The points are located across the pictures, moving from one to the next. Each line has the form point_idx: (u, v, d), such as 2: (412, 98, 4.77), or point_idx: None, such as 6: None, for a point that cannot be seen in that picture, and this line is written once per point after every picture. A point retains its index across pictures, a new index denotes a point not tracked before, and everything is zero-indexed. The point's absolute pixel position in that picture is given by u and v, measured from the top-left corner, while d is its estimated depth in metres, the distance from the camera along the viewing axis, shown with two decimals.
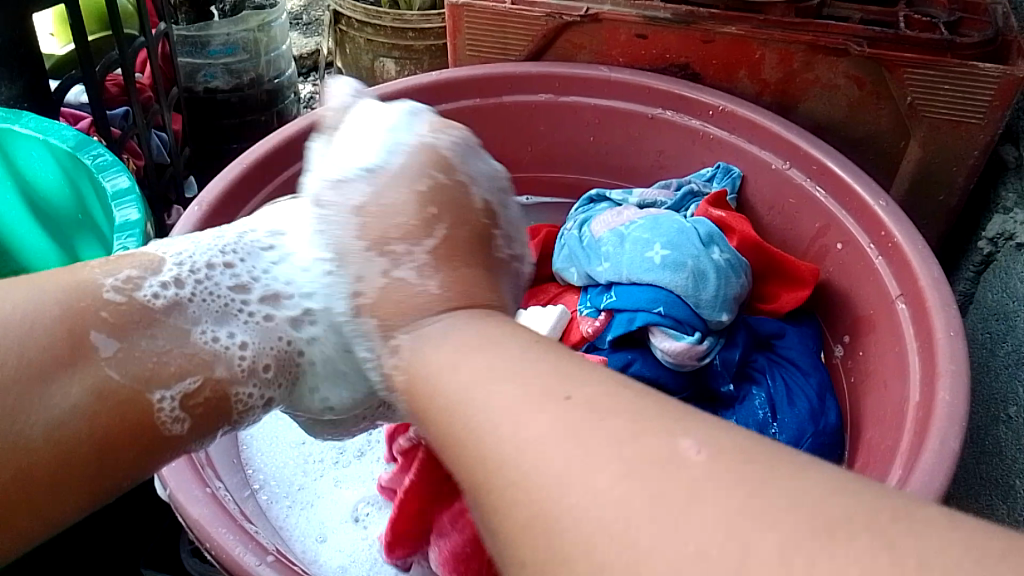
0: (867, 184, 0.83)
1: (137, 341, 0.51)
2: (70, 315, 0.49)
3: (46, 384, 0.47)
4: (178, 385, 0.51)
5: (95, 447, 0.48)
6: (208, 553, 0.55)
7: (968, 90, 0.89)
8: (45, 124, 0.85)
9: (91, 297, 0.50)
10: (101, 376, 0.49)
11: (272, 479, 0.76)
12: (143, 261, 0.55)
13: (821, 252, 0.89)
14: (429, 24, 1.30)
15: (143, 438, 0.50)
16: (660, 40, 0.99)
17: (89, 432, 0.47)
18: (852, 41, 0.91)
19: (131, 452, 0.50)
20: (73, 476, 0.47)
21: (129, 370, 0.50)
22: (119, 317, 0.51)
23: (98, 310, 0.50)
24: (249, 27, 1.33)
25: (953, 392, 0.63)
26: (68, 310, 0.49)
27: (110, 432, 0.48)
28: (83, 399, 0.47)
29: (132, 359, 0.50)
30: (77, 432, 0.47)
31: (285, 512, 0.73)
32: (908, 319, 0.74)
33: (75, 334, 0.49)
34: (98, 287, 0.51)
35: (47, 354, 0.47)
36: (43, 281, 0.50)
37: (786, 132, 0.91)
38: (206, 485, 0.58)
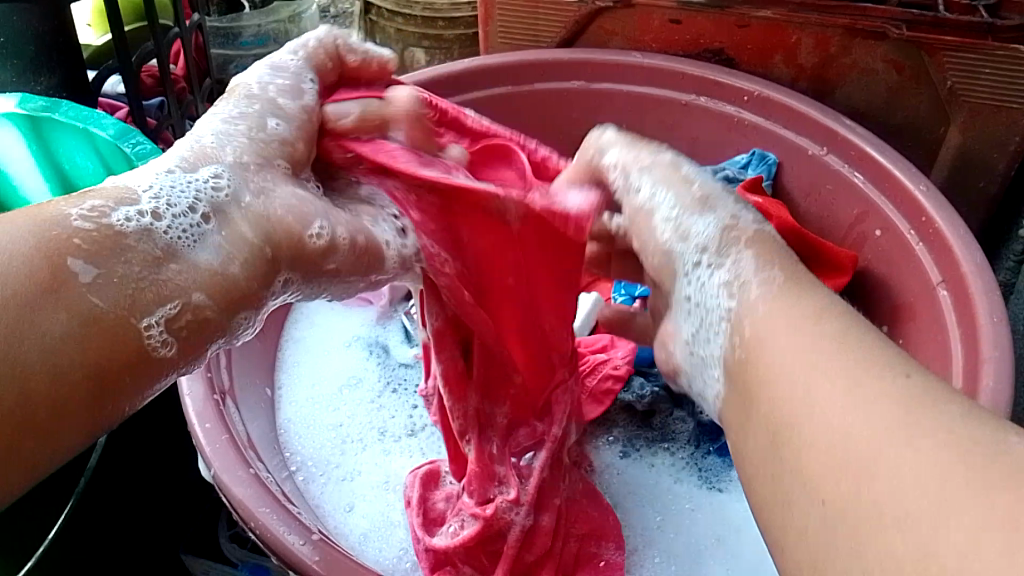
0: (907, 169, 0.82)
1: (116, 266, 0.43)
2: (40, 245, 0.42)
3: (26, 312, 0.40)
4: (163, 311, 0.44)
5: (90, 377, 0.41)
6: (251, 532, 0.55)
7: (1010, 74, 0.87)
8: (84, 112, 0.86)
9: (59, 227, 0.43)
10: (84, 304, 0.42)
11: (309, 459, 0.76)
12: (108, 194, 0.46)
13: (859, 239, 0.88)
14: (459, 14, 1.30)
15: (135, 367, 0.43)
16: (694, 25, 0.98)
17: (82, 368, 0.41)
18: (890, 25, 0.89)
19: (125, 387, 0.43)
20: (67, 411, 0.40)
21: (113, 294, 0.43)
22: (94, 245, 0.43)
23: (71, 238, 0.43)
24: (280, 18, 1.34)
25: (998, 380, 0.62)
26: (38, 244, 0.42)
27: (104, 367, 0.42)
28: (71, 326, 0.41)
29: (116, 283, 0.43)
30: (69, 366, 0.40)
31: (322, 491, 0.74)
32: (948, 306, 0.73)
33: (49, 259, 0.41)
34: (62, 217, 0.44)
35: (24, 285, 0.40)
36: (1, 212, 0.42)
37: (823, 117, 0.90)
38: (248, 466, 0.59)
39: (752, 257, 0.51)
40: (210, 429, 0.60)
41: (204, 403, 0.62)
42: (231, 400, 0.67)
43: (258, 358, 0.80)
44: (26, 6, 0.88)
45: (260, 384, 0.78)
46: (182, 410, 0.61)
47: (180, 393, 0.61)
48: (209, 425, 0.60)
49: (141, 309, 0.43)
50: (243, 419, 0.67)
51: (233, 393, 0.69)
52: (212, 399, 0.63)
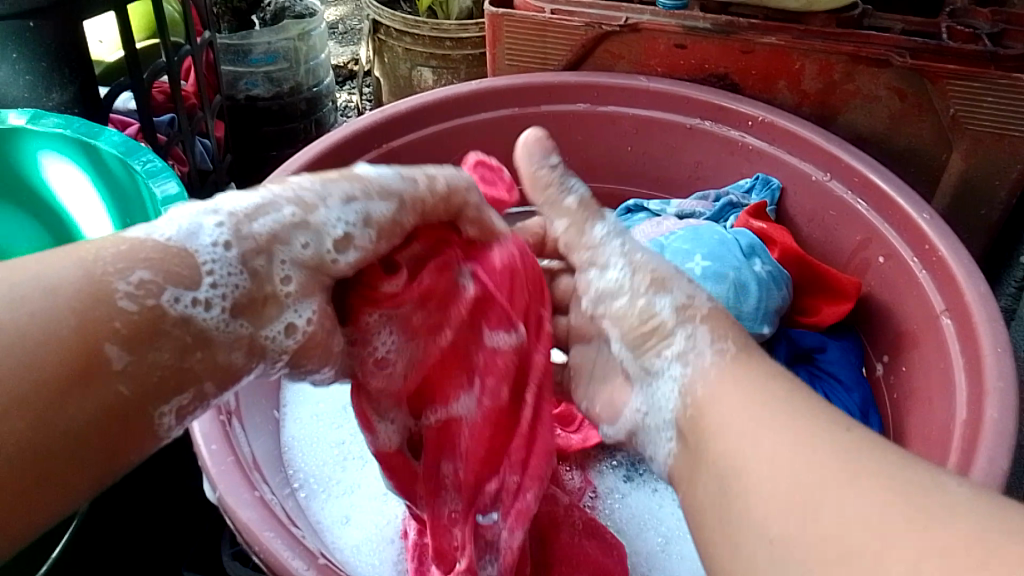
0: (910, 197, 0.82)
1: (149, 354, 0.45)
2: (81, 322, 0.42)
3: (54, 402, 0.41)
4: (175, 402, 0.46)
5: (97, 459, 0.43)
6: (255, 555, 0.56)
7: (1012, 102, 0.88)
8: (97, 130, 0.87)
9: (103, 306, 0.43)
10: (112, 391, 0.43)
11: (310, 477, 0.77)
12: (167, 260, 0.47)
13: (862, 266, 0.89)
14: (467, 34, 1.31)
15: (143, 445, 0.46)
16: (698, 51, 0.99)
17: (92, 451, 0.43)
18: (894, 52, 0.90)
19: (130, 452, 0.45)
20: (53, 480, 0.42)
21: (141, 381, 0.44)
22: (132, 329, 0.44)
23: (111, 320, 0.43)
24: (290, 36, 1.35)
25: (1001, 411, 0.62)
26: (78, 316, 0.42)
27: (111, 445, 0.44)
28: (94, 418, 0.42)
29: (144, 371, 0.44)
30: (81, 451, 0.42)
31: (326, 508, 0.75)
32: (952, 334, 0.73)
33: (89, 347, 0.42)
34: (109, 289, 0.44)
35: (59, 368, 0.41)
36: (47, 273, 0.43)
37: (826, 143, 0.91)
38: (254, 489, 0.59)
39: (707, 332, 0.56)
40: (215, 450, 0.61)
41: (210, 424, 0.62)
42: (237, 421, 0.68)
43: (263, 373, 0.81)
44: (38, 23, 0.89)
45: (266, 401, 0.79)
46: (189, 431, 0.62)
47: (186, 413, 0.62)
48: (216, 446, 0.61)
49: (158, 398, 0.45)
50: (248, 440, 0.68)
51: (239, 413, 0.70)
52: (218, 419, 0.63)
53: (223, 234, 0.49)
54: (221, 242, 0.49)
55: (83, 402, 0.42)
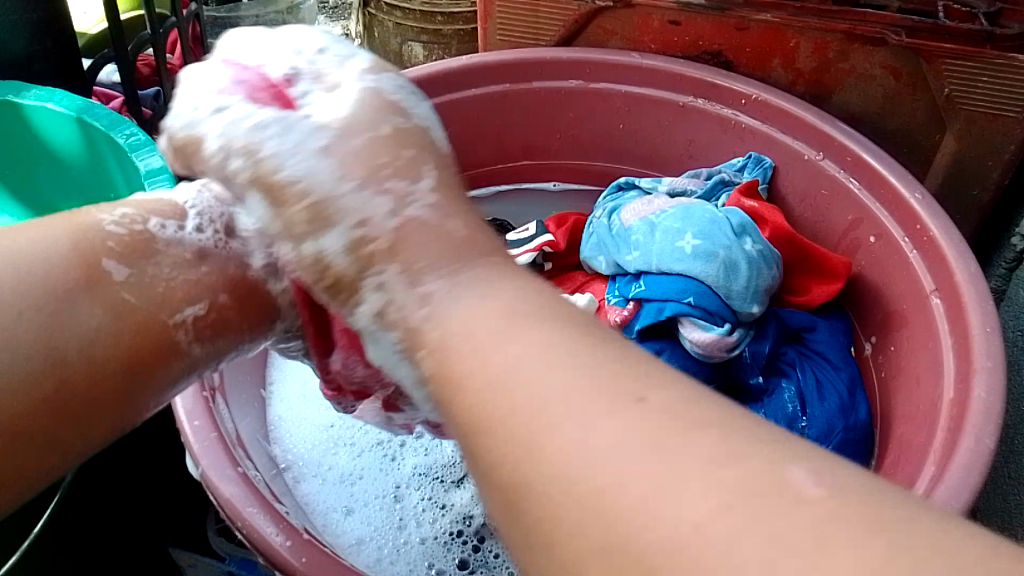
0: (902, 176, 0.82)
1: (145, 271, 0.55)
2: (77, 246, 0.53)
3: (62, 310, 0.50)
4: (190, 307, 0.55)
5: (122, 364, 0.51)
6: (238, 531, 0.55)
7: (1007, 82, 0.87)
8: (79, 102, 0.85)
9: (96, 231, 0.54)
10: (119, 298, 0.53)
11: (298, 459, 0.76)
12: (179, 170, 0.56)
13: (853, 246, 0.88)
14: (458, 9, 1.29)
15: (158, 360, 0.53)
16: (694, 27, 0.98)
17: (114, 359, 0.51)
18: (889, 30, 0.89)
19: (145, 370, 0.52)
20: (79, 396, 0.49)
21: (131, 298, 0.52)
22: (125, 246, 0.54)
23: (106, 241, 0.54)
24: (278, 10, 1.33)
25: (988, 390, 0.62)
26: (75, 243, 0.53)
27: (131, 355, 0.52)
28: (107, 320, 0.51)
29: (135, 287, 0.53)
30: (102, 357, 0.50)
31: (313, 489, 0.74)
32: (942, 314, 0.73)
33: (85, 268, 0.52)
34: (99, 223, 0.55)
35: (69, 280, 0.51)
36: (42, 232, 0.52)
37: (820, 122, 0.90)
38: (236, 465, 0.59)
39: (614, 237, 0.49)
40: (198, 427, 0.60)
41: (193, 400, 0.61)
42: (221, 397, 0.67)
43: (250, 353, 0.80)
44: None
45: (251, 380, 0.78)
46: (171, 407, 0.61)
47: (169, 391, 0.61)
48: (198, 422, 0.60)
49: (160, 308, 0.54)
50: (232, 416, 0.67)
51: (223, 389, 0.69)
52: (201, 395, 0.62)
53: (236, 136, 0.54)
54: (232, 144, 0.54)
55: (92, 305, 0.51)
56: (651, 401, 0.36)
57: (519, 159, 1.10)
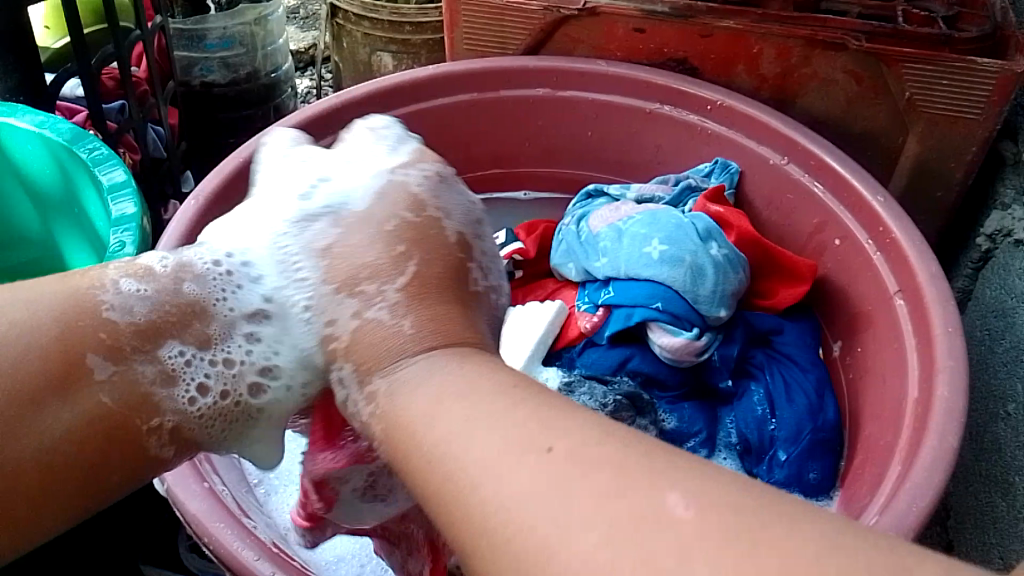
0: (865, 179, 0.83)
1: (134, 366, 0.50)
2: (64, 337, 0.48)
3: (35, 411, 0.46)
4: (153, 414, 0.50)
5: (89, 467, 0.48)
6: (206, 547, 0.55)
7: (967, 84, 0.89)
8: (40, 117, 0.84)
9: (91, 320, 0.49)
10: (95, 401, 0.48)
11: (271, 476, 0.76)
12: (134, 266, 0.53)
13: (819, 248, 0.89)
14: (426, 18, 1.30)
15: (136, 467, 0.50)
16: (658, 34, 0.99)
17: (84, 457, 0.48)
18: (850, 36, 0.90)
19: (122, 473, 0.50)
20: (58, 491, 0.47)
21: (122, 393, 0.49)
22: (115, 340, 0.49)
23: (96, 332, 0.49)
24: (245, 21, 1.32)
25: (951, 389, 0.63)
26: (64, 331, 0.48)
27: (104, 457, 0.49)
28: (77, 424, 0.48)
29: (124, 384, 0.49)
30: (66, 456, 0.47)
31: (285, 504, 0.74)
32: (905, 315, 0.74)
33: (70, 364, 0.48)
34: (97, 303, 0.50)
35: (44, 378, 0.47)
36: (34, 293, 0.49)
37: (783, 127, 0.91)
38: (204, 480, 0.58)
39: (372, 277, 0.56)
40: None
41: None
42: None
43: None
44: None
45: None
46: None
47: None
48: None
49: (145, 408, 0.50)
50: None
51: None
52: None
53: (249, 248, 0.57)
54: (244, 252, 0.56)
55: (67, 407, 0.47)
56: (564, 448, 0.40)
57: (489, 167, 1.10)
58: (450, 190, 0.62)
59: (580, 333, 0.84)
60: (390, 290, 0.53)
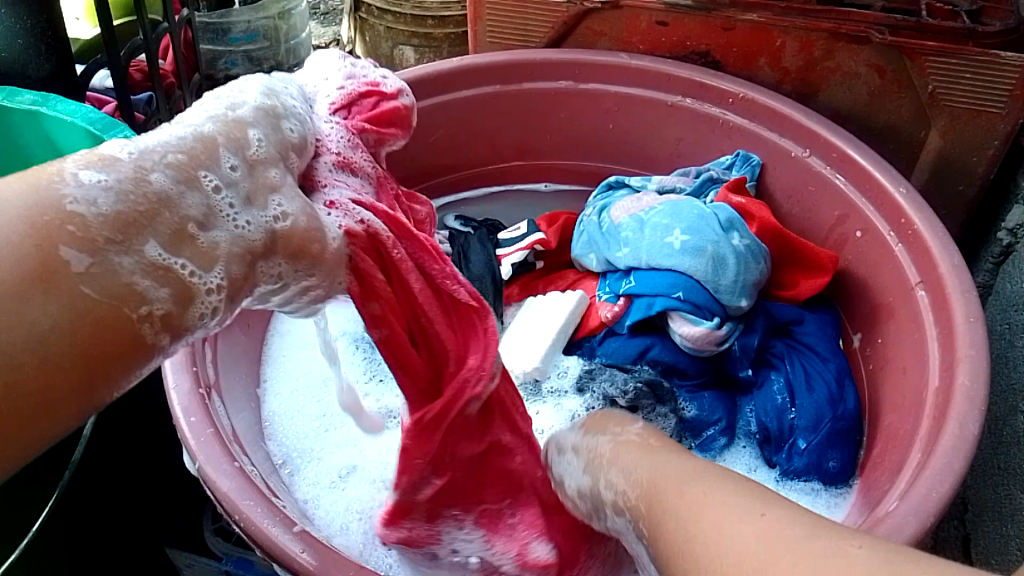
0: (887, 171, 0.83)
1: (112, 258, 0.39)
2: (31, 227, 0.37)
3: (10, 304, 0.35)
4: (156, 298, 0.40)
5: (76, 361, 0.37)
6: (235, 525, 0.56)
7: (990, 78, 0.89)
8: (72, 106, 0.86)
9: (55, 210, 0.38)
10: (75, 296, 0.37)
11: (292, 452, 0.77)
12: (94, 158, 0.41)
13: (841, 241, 0.89)
14: (449, 12, 1.30)
15: (121, 365, 0.39)
16: (680, 28, 0.99)
17: (71, 351, 0.37)
18: (873, 29, 0.90)
19: (70, 378, 0.37)
20: (36, 404, 0.36)
21: (104, 285, 0.38)
22: (120, 221, 0.40)
23: (65, 225, 0.38)
24: (270, 15, 1.33)
25: (972, 378, 0.63)
26: (30, 226, 0.37)
27: (91, 357, 0.38)
28: (62, 320, 0.37)
29: (106, 276, 0.38)
30: (57, 347, 0.36)
31: (307, 483, 0.75)
32: (927, 306, 0.74)
33: (45, 256, 0.37)
34: (60, 194, 0.38)
35: (8, 273, 0.35)
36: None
37: (806, 119, 0.91)
38: (233, 460, 0.59)
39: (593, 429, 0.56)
40: (195, 423, 0.60)
41: (189, 398, 0.62)
42: (217, 394, 0.67)
43: (244, 349, 0.80)
44: None
45: (244, 375, 0.79)
46: (168, 404, 0.62)
47: (166, 389, 0.61)
48: (195, 419, 0.60)
49: (128, 296, 0.39)
50: (228, 413, 0.68)
51: (218, 387, 0.69)
52: (197, 393, 0.63)
53: (219, 113, 0.48)
54: (219, 118, 0.47)
55: (49, 301, 0.36)
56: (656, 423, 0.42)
57: (510, 160, 1.11)
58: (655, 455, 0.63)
59: (602, 322, 0.85)
60: (627, 423, 0.54)
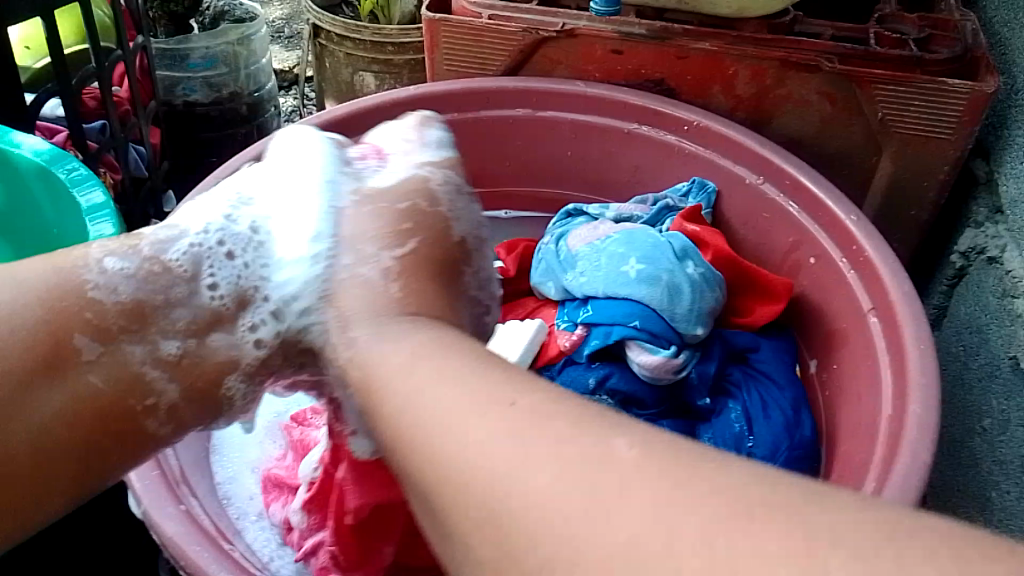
0: (838, 199, 0.84)
1: (123, 347, 0.54)
2: (51, 317, 0.52)
3: (25, 398, 0.50)
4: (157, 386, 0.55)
5: (75, 454, 0.51)
6: (181, 570, 0.55)
7: (938, 106, 0.90)
8: (18, 137, 0.84)
9: (76, 299, 0.53)
10: (84, 381, 0.52)
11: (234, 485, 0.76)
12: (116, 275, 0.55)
13: (795, 267, 0.90)
14: (408, 39, 1.31)
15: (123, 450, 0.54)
16: (635, 56, 1.00)
17: (69, 438, 0.51)
18: (823, 57, 0.92)
19: (69, 473, 0.51)
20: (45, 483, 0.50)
21: (112, 375, 0.53)
22: (99, 320, 0.54)
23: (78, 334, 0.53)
24: (228, 41, 1.33)
25: (924, 406, 0.64)
26: (52, 314, 0.52)
27: (88, 439, 0.52)
28: (65, 407, 0.51)
29: (113, 364, 0.54)
30: (54, 435, 0.51)
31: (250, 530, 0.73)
32: (879, 332, 0.75)
33: (60, 341, 0.52)
34: (82, 285, 0.54)
35: (29, 361, 0.51)
36: (28, 281, 0.53)
37: (760, 147, 0.92)
38: (179, 502, 0.58)
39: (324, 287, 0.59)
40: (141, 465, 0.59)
41: None
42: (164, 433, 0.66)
43: None
44: None
45: None
46: None
47: None
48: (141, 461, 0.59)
49: (141, 391, 0.54)
50: (176, 453, 0.67)
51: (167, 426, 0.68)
52: None
53: None
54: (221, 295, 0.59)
55: (55, 392, 0.51)
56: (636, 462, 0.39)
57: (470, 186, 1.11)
58: (465, 197, 0.68)
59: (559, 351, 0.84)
60: (385, 255, 0.59)
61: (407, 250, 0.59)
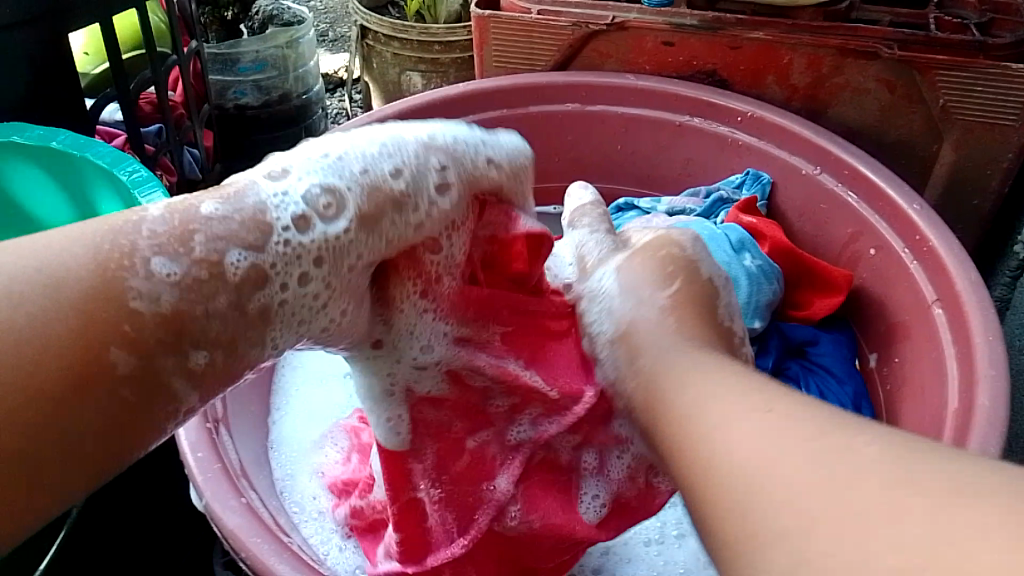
0: (900, 187, 0.82)
1: (159, 364, 0.42)
2: (93, 313, 0.41)
3: (56, 411, 0.39)
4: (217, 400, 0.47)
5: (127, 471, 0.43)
6: (242, 562, 0.55)
7: (1004, 92, 0.88)
8: (80, 141, 0.86)
9: (125, 289, 0.42)
10: (117, 400, 0.41)
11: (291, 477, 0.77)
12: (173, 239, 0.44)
13: (854, 258, 0.88)
14: (455, 37, 1.31)
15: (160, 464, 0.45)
16: (687, 47, 0.99)
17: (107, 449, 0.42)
18: (882, 44, 0.90)
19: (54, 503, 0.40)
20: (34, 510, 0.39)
21: (147, 394, 0.42)
22: (140, 334, 0.42)
23: (121, 325, 0.41)
24: (278, 45, 1.35)
25: (992, 399, 0.62)
26: (97, 300, 0.41)
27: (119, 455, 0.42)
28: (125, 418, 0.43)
29: (150, 383, 0.42)
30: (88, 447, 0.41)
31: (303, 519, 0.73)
32: (944, 323, 0.73)
33: (89, 352, 0.40)
34: (122, 288, 0.42)
35: (55, 366, 0.39)
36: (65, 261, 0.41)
37: (817, 136, 0.90)
38: (239, 495, 0.59)
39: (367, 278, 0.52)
40: (202, 458, 0.60)
41: (197, 434, 0.61)
42: (225, 428, 0.67)
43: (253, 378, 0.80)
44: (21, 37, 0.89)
45: (253, 406, 0.78)
46: (175, 440, 0.61)
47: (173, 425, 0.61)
48: (202, 454, 0.60)
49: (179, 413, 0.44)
50: (236, 446, 0.67)
51: (227, 421, 0.69)
52: (205, 427, 0.63)
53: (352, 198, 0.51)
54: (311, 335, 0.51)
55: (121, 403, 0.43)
56: None
57: None
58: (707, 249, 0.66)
59: None
60: (661, 296, 0.60)
61: (676, 291, 0.60)
